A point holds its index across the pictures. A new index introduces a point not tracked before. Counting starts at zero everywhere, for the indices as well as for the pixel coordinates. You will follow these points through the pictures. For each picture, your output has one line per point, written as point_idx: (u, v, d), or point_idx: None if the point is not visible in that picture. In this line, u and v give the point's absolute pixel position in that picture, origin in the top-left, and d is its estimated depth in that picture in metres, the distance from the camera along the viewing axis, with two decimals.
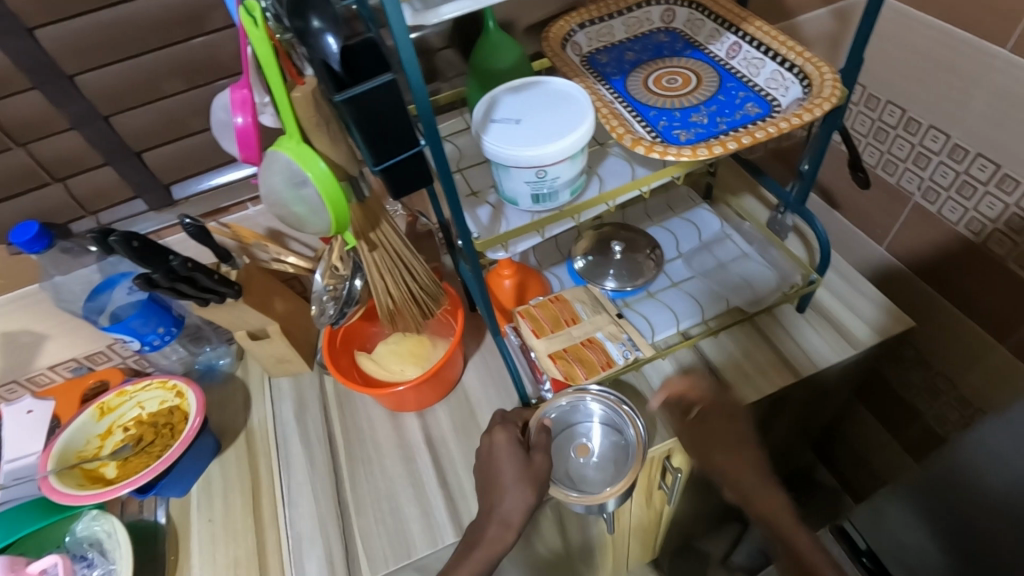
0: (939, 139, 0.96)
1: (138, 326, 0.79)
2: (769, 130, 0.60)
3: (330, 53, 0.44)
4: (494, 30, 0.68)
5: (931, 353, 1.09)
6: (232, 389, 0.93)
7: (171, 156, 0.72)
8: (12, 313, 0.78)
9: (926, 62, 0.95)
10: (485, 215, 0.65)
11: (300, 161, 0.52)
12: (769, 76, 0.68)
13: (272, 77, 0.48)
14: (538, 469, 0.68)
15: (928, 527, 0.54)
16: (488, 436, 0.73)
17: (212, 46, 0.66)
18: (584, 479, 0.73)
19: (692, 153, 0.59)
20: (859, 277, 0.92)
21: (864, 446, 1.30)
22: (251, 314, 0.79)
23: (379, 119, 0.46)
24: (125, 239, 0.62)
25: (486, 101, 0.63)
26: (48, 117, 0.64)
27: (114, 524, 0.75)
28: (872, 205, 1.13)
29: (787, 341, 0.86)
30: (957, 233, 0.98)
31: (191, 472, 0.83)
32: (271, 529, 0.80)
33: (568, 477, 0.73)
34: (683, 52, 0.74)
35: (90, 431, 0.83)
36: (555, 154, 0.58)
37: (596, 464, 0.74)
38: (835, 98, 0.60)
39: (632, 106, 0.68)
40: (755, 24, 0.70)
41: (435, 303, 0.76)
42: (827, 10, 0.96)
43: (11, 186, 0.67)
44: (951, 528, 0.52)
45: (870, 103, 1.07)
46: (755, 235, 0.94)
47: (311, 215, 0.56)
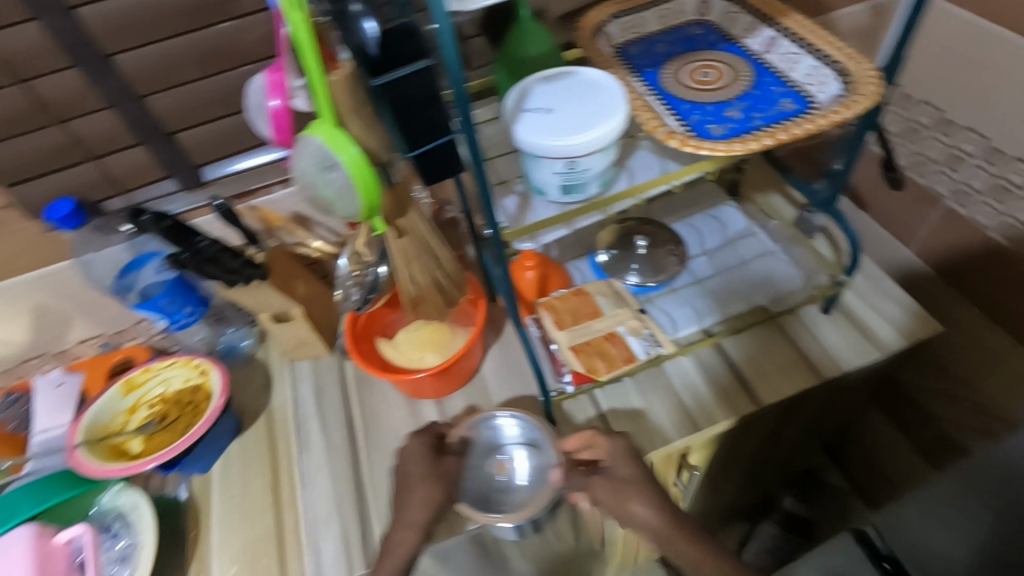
0: (975, 142, 0.94)
1: (165, 304, 0.80)
2: (808, 126, 0.60)
3: (366, 36, 0.43)
4: (526, 18, 0.68)
5: (948, 359, 1.07)
6: (253, 370, 0.94)
7: (203, 138, 0.73)
8: (46, 288, 0.80)
9: (965, 61, 0.92)
10: (512, 204, 0.65)
11: (332, 146, 0.53)
12: (807, 71, 0.66)
13: (310, 61, 0.49)
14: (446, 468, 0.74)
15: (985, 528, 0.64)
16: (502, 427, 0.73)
17: (245, 28, 0.66)
18: (504, 497, 0.74)
19: (728, 148, 0.59)
20: (886, 279, 0.91)
21: (876, 449, 1.27)
22: (275, 296, 0.80)
23: (414, 104, 0.46)
24: (156, 217, 0.64)
25: (518, 90, 0.63)
26: (86, 96, 0.65)
27: (138, 498, 0.77)
28: (900, 206, 1.11)
29: (810, 342, 0.85)
30: (987, 237, 0.97)
31: (213, 450, 0.84)
32: (289, 508, 0.81)
33: (488, 496, 0.75)
34: (716, 45, 0.73)
35: (117, 406, 0.84)
36: (586, 145, 0.57)
37: (514, 482, 0.75)
38: (876, 95, 0.61)
39: (666, 100, 0.67)
40: (793, 18, 0.71)
41: (458, 290, 0.76)
42: (864, 5, 0.93)
43: (49, 163, 0.69)
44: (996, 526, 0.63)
45: (904, 103, 1.05)
46: (781, 233, 0.93)
47: (339, 198, 0.56)
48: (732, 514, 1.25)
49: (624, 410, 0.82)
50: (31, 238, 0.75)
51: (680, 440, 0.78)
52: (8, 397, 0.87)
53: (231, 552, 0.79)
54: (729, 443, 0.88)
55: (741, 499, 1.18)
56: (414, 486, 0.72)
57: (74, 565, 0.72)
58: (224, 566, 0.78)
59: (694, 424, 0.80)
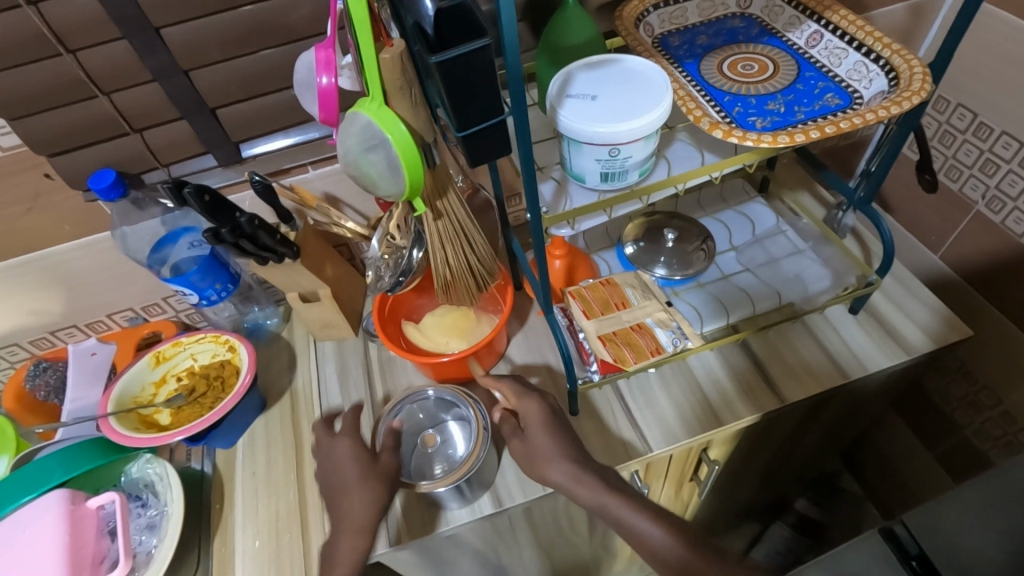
0: (1010, 147, 0.93)
1: (197, 280, 0.80)
2: (853, 121, 0.58)
3: (425, 14, 0.44)
4: (573, 5, 0.68)
5: (976, 366, 1.06)
6: (277, 349, 0.95)
7: (241, 115, 0.73)
8: (80, 260, 0.81)
9: (1006, 64, 0.91)
10: (549, 190, 0.65)
11: (380, 123, 0.52)
12: (851, 68, 0.66)
13: (364, 37, 0.49)
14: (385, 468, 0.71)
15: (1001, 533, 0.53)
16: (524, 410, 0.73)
17: (291, 5, 0.66)
18: (440, 467, 0.75)
19: (772, 140, 0.58)
20: (915, 281, 0.90)
21: (898, 456, 1.25)
22: (306, 275, 0.80)
23: (470, 84, 0.46)
24: (197, 192, 0.65)
25: (561, 76, 0.63)
26: (131, 67, 0.66)
27: (166, 468, 0.79)
28: (929, 210, 1.10)
29: (838, 343, 0.85)
30: (1021, 245, 0.95)
31: (239, 425, 0.85)
32: (312, 486, 0.82)
33: (426, 470, 0.75)
34: (758, 38, 0.73)
35: (146, 378, 0.85)
36: (629, 133, 0.57)
37: (445, 451, 0.77)
38: (925, 91, 0.58)
39: (706, 90, 0.67)
40: (839, 13, 0.68)
41: (490, 277, 0.78)
42: (904, 4, 0.92)
43: (92, 134, 0.70)
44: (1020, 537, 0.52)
45: (938, 105, 1.04)
46: (811, 232, 0.93)
47: (381, 178, 0.56)
48: (745, 514, 1.26)
49: (648, 402, 0.82)
50: (69, 209, 0.76)
51: (704, 433, 0.79)
52: (38, 365, 0.87)
53: (254, 525, 0.80)
54: (752, 441, 0.89)
55: (753, 499, 1.18)
56: (374, 478, 0.69)
57: (104, 532, 0.74)
58: (247, 538, 0.79)
59: (718, 419, 0.80)
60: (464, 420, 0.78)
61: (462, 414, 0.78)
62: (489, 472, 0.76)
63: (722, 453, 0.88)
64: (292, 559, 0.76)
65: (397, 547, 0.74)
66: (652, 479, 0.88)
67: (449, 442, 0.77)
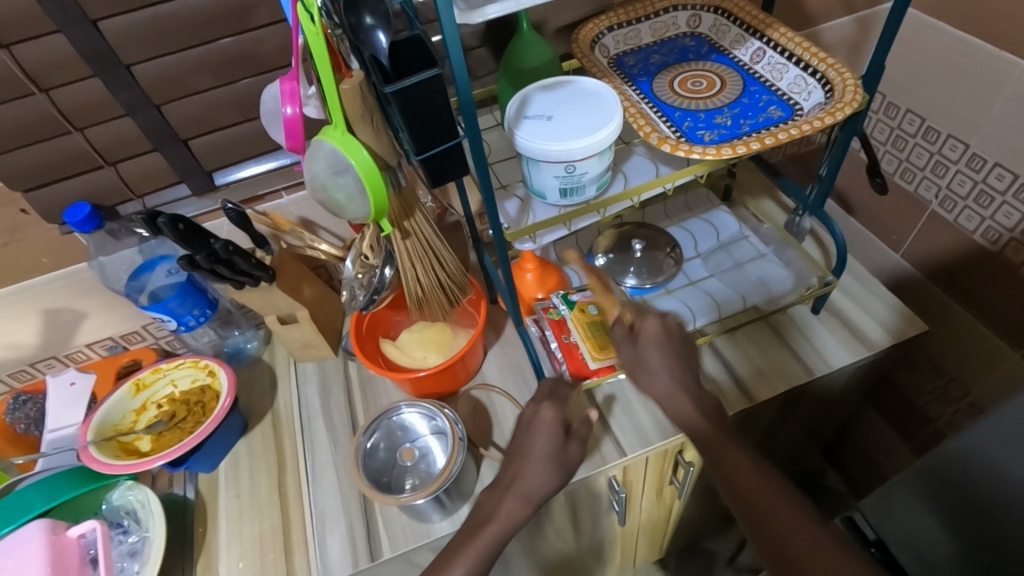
0: (957, 149, 0.98)
1: (175, 306, 0.82)
2: (791, 132, 0.62)
3: (379, 47, 0.47)
4: (527, 30, 0.71)
5: (943, 358, 1.10)
6: (259, 371, 0.96)
7: (214, 145, 0.76)
8: (59, 290, 0.83)
9: (946, 70, 0.96)
10: (514, 207, 0.68)
11: (344, 150, 0.55)
12: (792, 81, 0.70)
13: (324, 69, 0.51)
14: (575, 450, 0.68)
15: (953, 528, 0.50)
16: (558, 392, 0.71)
17: (259, 39, 0.69)
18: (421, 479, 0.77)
19: (717, 152, 0.62)
20: (874, 279, 0.94)
21: (877, 452, 1.29)
22: (283, 297, 0.82)
23: (424, 111, 0.49)
24: (172, 221, 0.67)
25: (518, 98, 0.66)
26: (104, 104, 0.68)
27: (147, 495, 0.79)
28: (888, 211, 1.14)
29: (804, 343, 0.88)
30: (973, 241, 1.00)
31: (221, 448, 0.86)
32: (295, 505, 0.83)
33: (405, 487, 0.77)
34: (707, 56, 0.77)
35: (126, 406, 0.86)
36: (584, 150, 0.60)
37: (420, 467, 0.78)
38: (856, 102, 0.62)
39: (658, 107, 0.71)
40: (779, 31, 0.72)
41: (461, 292, 0.80)
42: (850, 18, 0.98)
43: (67, 168, 0.72)
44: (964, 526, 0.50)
45: (889, 111, 1.09)
46: (773, 236, 0.95)
47: (350, 201, 0.59)
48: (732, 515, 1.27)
49: (626, 415, 0.85)
50: (46, 241, 0.78)
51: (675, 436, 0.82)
52: (18, 398, 0.88)
53: (239, 547, 0.80)
54: None
55: None
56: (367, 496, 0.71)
57: (86, 560, 0.74)
58: (232, 560, 0.79)
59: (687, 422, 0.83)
60: (441, 430, 0.79)
61: (440, 428, 0.79)
62: (470, 483, 0.78)
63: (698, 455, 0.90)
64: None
65: (380, 560, 0.76)
66: (630, 483, 0.90)
67: (428, 455, 0.79)
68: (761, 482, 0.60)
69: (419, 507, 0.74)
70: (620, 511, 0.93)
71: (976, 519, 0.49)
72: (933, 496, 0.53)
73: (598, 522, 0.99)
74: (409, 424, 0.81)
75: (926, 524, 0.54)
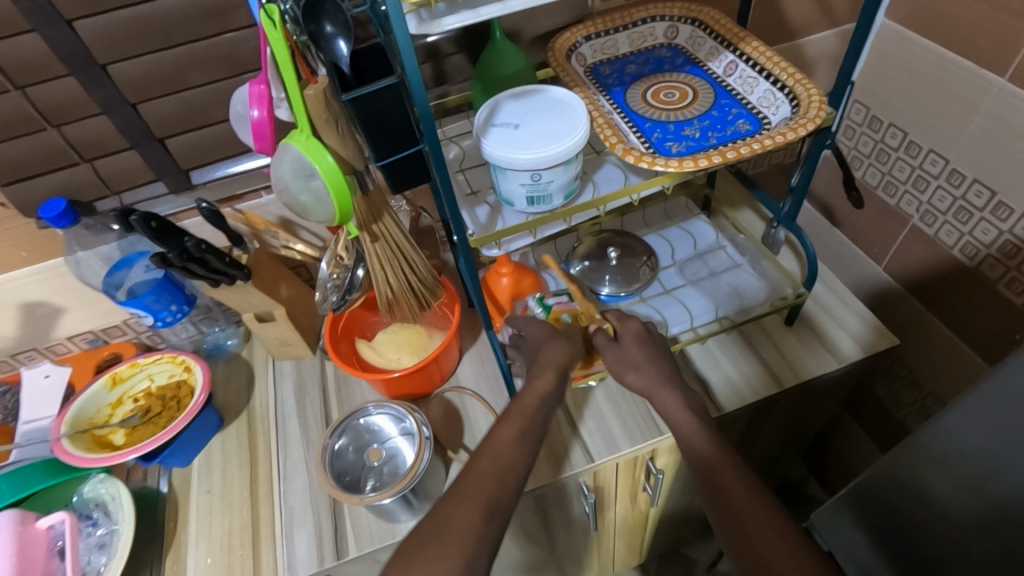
0: (938, 164, 0.98)
1: (151, 302, 0.83)
2: (754, 146, 0.62)
3: (340, 55, 0.49)
4: (501, 38, 0.72)
5: (921, 371, 1.10)
6: (236, 368, 0.97)
7: (191, 144, 0.77)
8: (38, 284, 0.84)
9: (926, 87, 0.96)
10: (483, 213, 0.69)
11: (309, 154, 0.56)
12: (762, 95, 0.70)
13: (287, 76, 0.52)
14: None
15: (899, 546, 0.50)
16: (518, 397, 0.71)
17: (236, 41, 0.70)
18: (387, 480, 0.77)
19: (680, 164, 0.62)
20: (849, 293, 0.94)
21: (858, 462, 1.29)
22: (259, 296, 0.83)
23: (381, 117, 0.51)
24: (144, 218, 0.66)
25: (489, 105, 0.67)
26: (80, 102, 0.69)
27: (118, 488, 0.80)
28: (870, 223, 1.15)
29: (775, 354, 0.89)
30: (952, 256, 1.00)
31: (195, 443, 0.87)
32: (265, 503, 0.83)
33: (370, 486, 0.77)
34: (682, 67, 0.77)
35: (102, 399, 0.87)
36: (549, 160, 0.61)
37: (386, 468, 0.78)
38: (820, 118, 0.63)
39: (629, 117, 0.72)
40: (751, 44, 0.73)
41: (433, 296, 0.80)
42: (832, 31, 0.98)
43: (43, 164, 0.73)
44: (910, 552, 0.49)
45: (873, 125, 1.09)
46: (748, 247, 0.96)
47: (315, 205, 0.60)
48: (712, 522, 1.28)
49: (596, 422, 0.85)
50: (24, 234, 0.79)
51: (645, 443, 0.83)
52: None
53: (207, 542, 0.81)
54: None
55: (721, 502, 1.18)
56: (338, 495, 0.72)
57: (53, 552, 0.75)
58: (200, 555, 0.80)
59: (658, 429, 0.83)
60: (409, 432, 0.80)
61: (408, 430, 0.80)
62: (438, 484, 0.78)
63: (669, 462, 0.90)
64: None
65: (346, 558, 0.77)
66: (601, 488, 0.91)
67: (395, 457, 0.79)
68: (734, 486, 0.61)
69: (387, 508, 0.74)
70: (592, 515, 0.93)
71: (907, 537, 0.49)
72: (873, 521, 0.53)
73: (573, 526, 0.99)
74: (378, 425, 0.82)
75: (866, 539, 0.54)
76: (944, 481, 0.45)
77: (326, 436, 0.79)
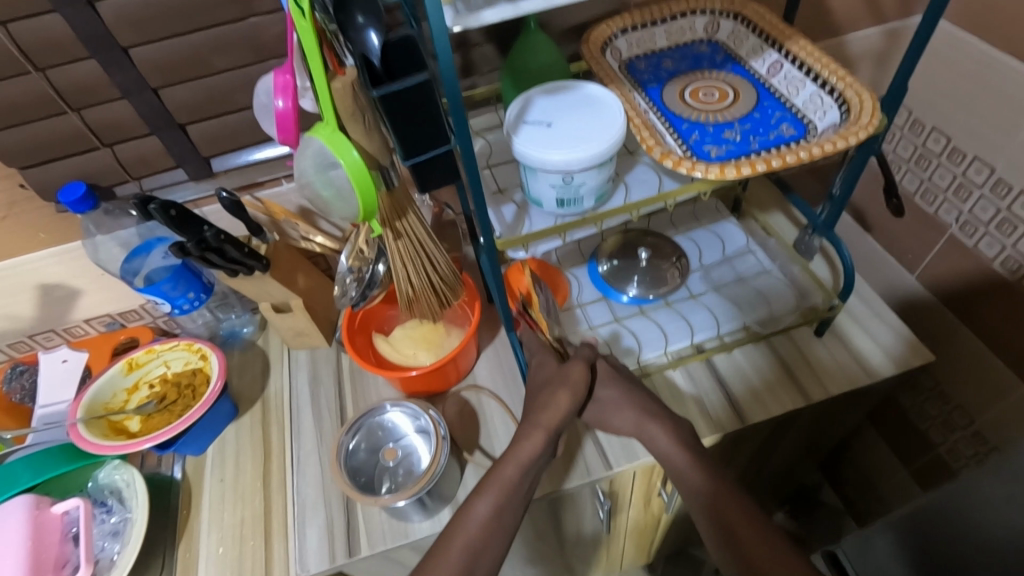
0: (982, 172, 0.93)
1: (168, 290, 0.82)
2: (801, 154, 0.59)
3: (370, 48, 0.46)
4: (534, 30, 0.69)
5: (949, 385, 1.06)
6: (252, 356, 0.96)
7: (212, 131, 0.76)
8: (56, 266, 0.83)
9: (976, 91, 0.92)
10: (510, 213, 0.67)
11: (333, 148, 0.53)
12: (808, 98, 0.67)
13: (314, 67, 0.50)
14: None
15: None
16: (535, 402, 0.69)
17: (261, 26, 0.68)
18: (401, 479, 0.77)
19: (721, 171, 0.59)
20: (882, 304, 0.90)
21: (875, 472, 1.25)
22: (276, 287, 0.81)
23: (410, 114, 0.49)
24: (163, 207, 0.65)
25: (520, 101, 0.64)
26: (102, 85, 0.68)
27: (132, 475, 0.80)
28: (906, 231, 1.10)
29: (803, 366, 0.85)
30: (991, 269, 0.95)
31: (209, 432, 0.86)
32: (278, 494, 0.83)
33: (383, 485, 0.76)
34: (723, 65, 0.74)
35: (118, 384, 0.87)
36: (582, 162, 0.58)
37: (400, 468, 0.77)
38: (873, 125, 0.59)
39: (666, 117, 0.69)
40: (799, 43, 0.69)
41: (453, 295, 0.79)
42: (878, 29, 0.93)
43: (63, 147, 0.71)
44: None
45: (914, 128, 1.04)
46: (780, 253, 0.92)
47: (338, 200, 0.58)
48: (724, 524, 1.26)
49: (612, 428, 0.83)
50: (44, 218, 0.79)
51: (644, 460, 0.80)
52: (14, 369, 0.90)
53: (219, 532, 0.81)
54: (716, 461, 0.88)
55: (758, 459, 0.98)
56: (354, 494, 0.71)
57: (67, 537, 0.75)
58: (212, 545, 0.80)
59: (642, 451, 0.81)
60: (424, 431, 0.79)
61: (424, 428, 0.79)
62: (452, 485, 0.77)
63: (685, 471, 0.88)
64: (255, 566, 0.78)
65: (357, 556, 0.76)
66: (615, 493, 0.89)
67: (410, 456, 0.78)
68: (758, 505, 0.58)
69: (400, 509, 0.73)
70: (603, 518, 0.91)
71: None
72: None
73: (583, 528, 0.98)
74: (393, 424, 0.80)
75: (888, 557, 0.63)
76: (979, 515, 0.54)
77: (339, 435, 0.77)
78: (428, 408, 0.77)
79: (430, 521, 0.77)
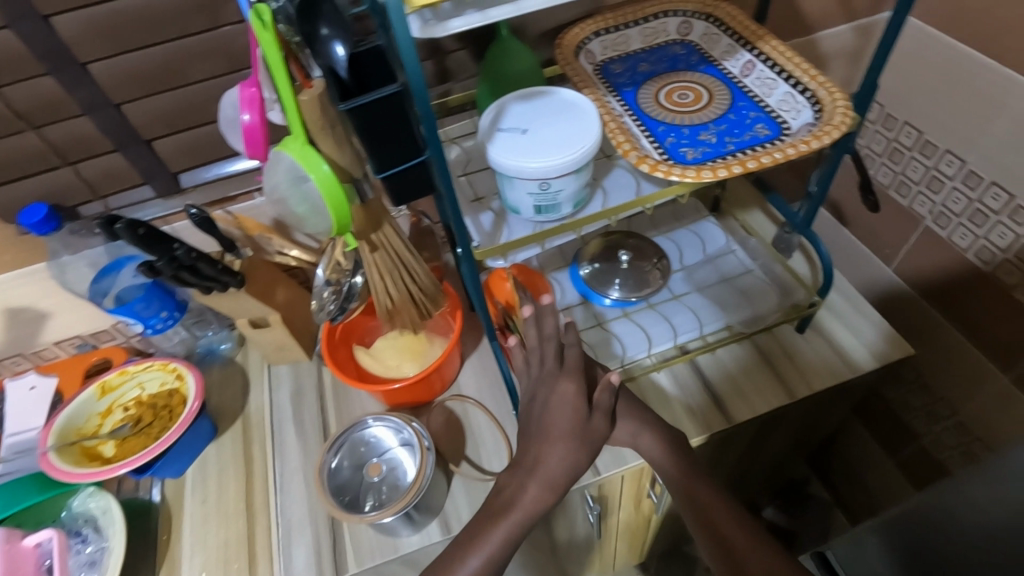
0: (954, 164, 0.95)
1: (141, 309, 0.80)
2: (775, 155, 0.59)
3: (337, 59, 0.46)
4: (507, 36, 0.69)
5: (932, 377, 1.07)
6: (231, 373, 0.94)
7: (180, 145, 0.74)
8: (21, 289, 0.81)
9: (946, 85, 0.93)
10: (488, 221, 0.66)
11: (303, 163, 0.52)
12: (781, 98, 0.67)
13: (279, 77, 0.48)
14: (588, 429, 0.63)
15: None
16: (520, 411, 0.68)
17: (226, 37, 0.67)
18: (386, 494, 0.75)
19: (697, 174, 0.58)
20: (863, 300, 0.91)
21: (862, 463, 1.26)
22: (252, 303, 0.79)
23: (381, 126, 0.47)
24: (131, 226, 0.60)
25: (495, 108, 0.63)
26: (61, 102, 0.66)
27: (108, 502, 0.77)
28: (883, 224, 1.12)
29: (786, 362, 0.86)
30: (966, 260, 0.97)
31: (188, 453, 0.84)
32: (262, 512, 0.81)
33: (368, 501, 0.74)
34: (697, 66, 0.74)
35: (91, 408, 0.84)
36: (558, 168, 0.57)
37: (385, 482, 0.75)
38: (846, 124, 0.59)
39: (641, 120, 0.68)
40: (770, 44, 0.69)
41: (434, 305, 0.78)
42: (849, 26, 0.94)
43: (22, 167, 0.69)
44: None
45: (887, 123, 1.05)
46: (761, 251, 0.93)
47: (312, 214, 0.56)
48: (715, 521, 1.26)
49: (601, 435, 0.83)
50: (5, 240, 0.76)
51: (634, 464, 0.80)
52: None
53: (202, 556, 0.79)
54: (705, 460, 0.88)
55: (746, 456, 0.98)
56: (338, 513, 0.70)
57: (42, 569, 0.73)
58: (194, 570, 0.78)
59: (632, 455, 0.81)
60: (408, 443, 0.78)
61: (408, 440, 0.77)
62: (439, 498, 0.76)
63: None
64: None
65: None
66: (605, 497, 0.88)
67: (395, 470, 0.77)
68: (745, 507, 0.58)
69: (388, 525, 0.72)
70: (593, 521, 0.91)
71: None
72: None
73: (575, 533, 0.97)
74: (377, 439, 0.79)
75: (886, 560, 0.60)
76: (966, 511, 0.54)
77: (322, 453, 0.76)
78: (411, 420, 0.76)
79: (418, 534, 0.76)
